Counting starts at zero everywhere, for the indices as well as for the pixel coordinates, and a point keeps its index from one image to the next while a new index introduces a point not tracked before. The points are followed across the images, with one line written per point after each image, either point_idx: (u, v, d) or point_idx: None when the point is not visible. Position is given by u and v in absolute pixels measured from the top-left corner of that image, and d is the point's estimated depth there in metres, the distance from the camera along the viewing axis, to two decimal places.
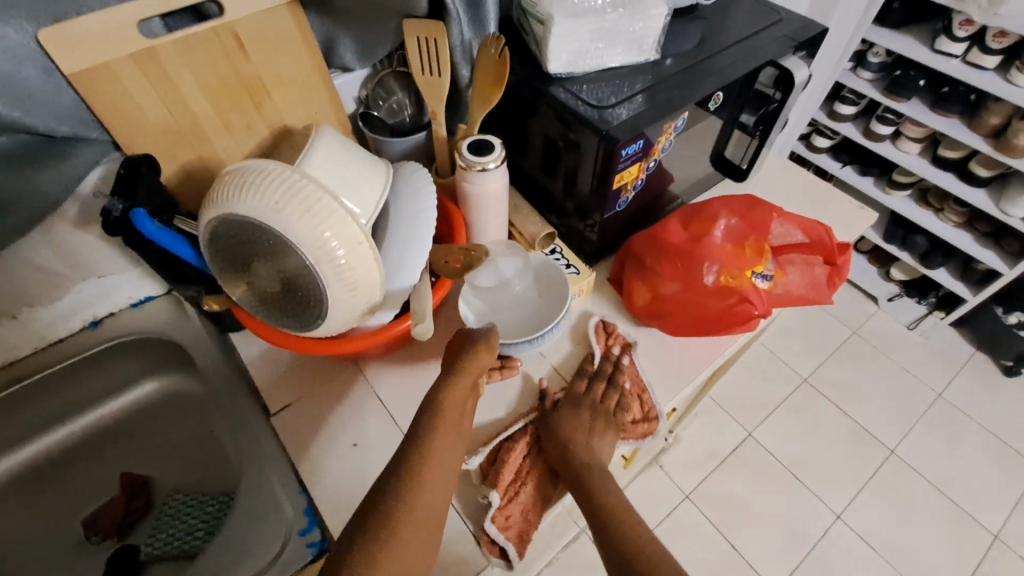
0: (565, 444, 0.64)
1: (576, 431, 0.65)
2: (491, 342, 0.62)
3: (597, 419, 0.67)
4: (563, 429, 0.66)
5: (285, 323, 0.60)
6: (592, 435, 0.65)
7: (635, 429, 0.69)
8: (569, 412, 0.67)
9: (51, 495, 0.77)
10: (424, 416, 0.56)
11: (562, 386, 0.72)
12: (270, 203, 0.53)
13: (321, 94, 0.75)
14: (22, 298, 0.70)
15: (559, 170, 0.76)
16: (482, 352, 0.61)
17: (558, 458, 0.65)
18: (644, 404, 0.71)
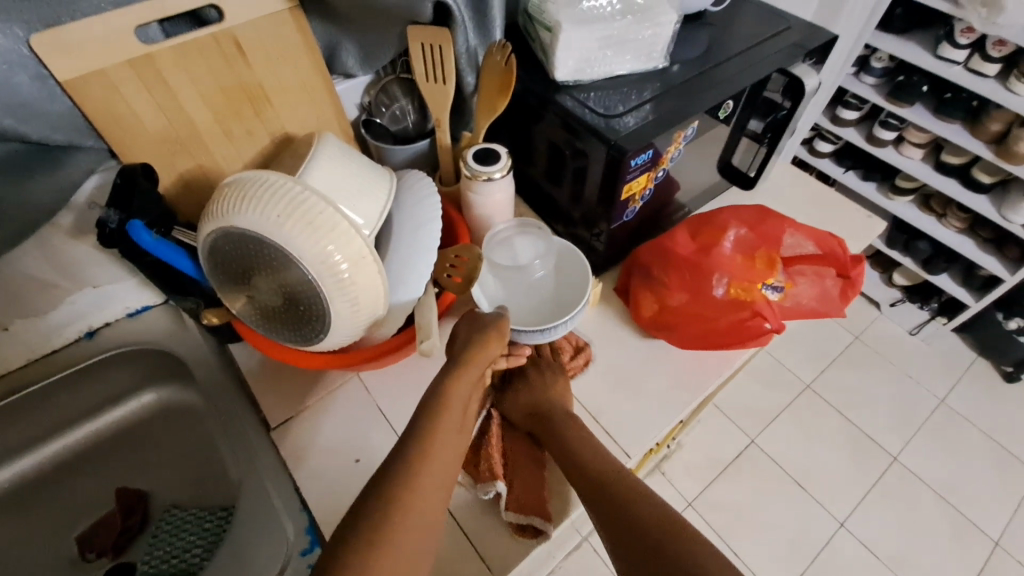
0: (528, 404, 0.68)
1: (530, 389, 0.69)
2: (502, 330, 0.62)
3: (545, 371, 0.71)
4: (522, 400, 0.68)
5: (286, 337, 0.58)
6: (545, 386, 0.69)
7: (576, 364, 0.73)
8: (524, 378, 0.70)
9: (43, 510, 0.75)
10: None
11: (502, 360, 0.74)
12: (271, 216, 0.51)
13: (323, 100, 0.74)
14: (14, 308, 0.68)
15: (566, 178, 0.75)
16: (491, 341, 0.61)
17: (525, 420, 0.67)
18: (569, 338, 0.76)
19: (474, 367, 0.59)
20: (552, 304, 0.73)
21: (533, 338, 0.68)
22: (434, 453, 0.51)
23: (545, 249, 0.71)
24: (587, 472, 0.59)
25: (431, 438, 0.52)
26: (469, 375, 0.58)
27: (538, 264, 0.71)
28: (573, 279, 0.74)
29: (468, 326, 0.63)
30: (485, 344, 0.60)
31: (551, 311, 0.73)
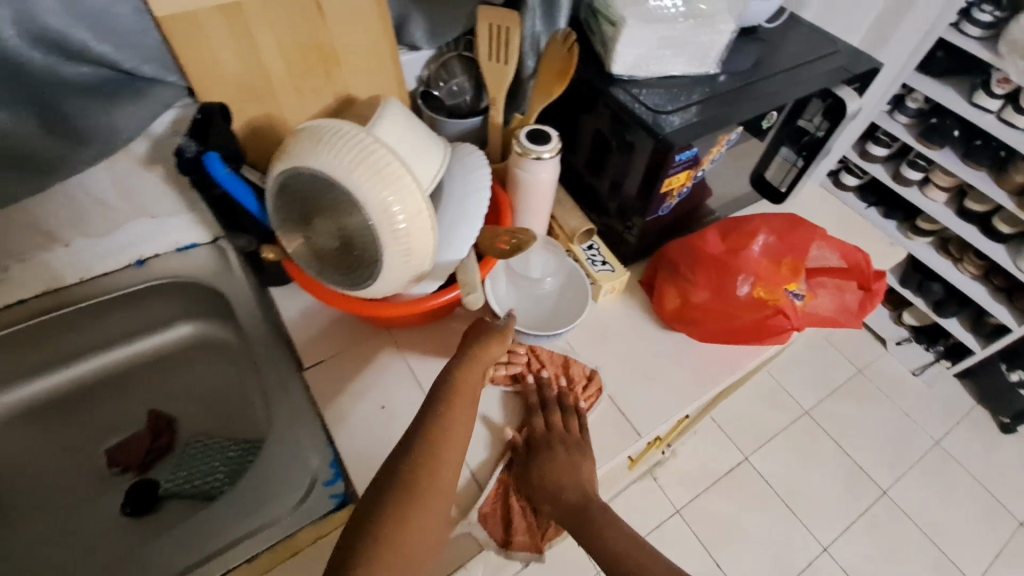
0: (552, 489, 0.62)
1: (557, 456, 0.65)
2: (504, 334, 0.62)
3: (568, 445, 0.66)
4: (543, 484, 0.63)
5: (336, 280, 0.62)
6: (570, 468, 0.64)
7: (588, 393, 0.72)
8: (542, 454, 0.66)
9: (79, 423, 0.79)
10: (438, 394, 0.56)
11: (520, 422, 0.70)
12: (342, 162, 0.55)
13: (387, 68, 0.77)
14: (78, 226, 0.72)
15: (608, 170, 0.78)
16: (493, 332, 0.62)
17: (546, 507, 0.62)
18: (577, 369, 0.74)
19: (472, 372, 0.59)
20: (559, 305, 0.77)
21: (539, 341, 0.72)
22: (453, 429, 0.55)
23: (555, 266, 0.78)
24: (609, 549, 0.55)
25: (449, 419, 0.55)
26: (472, 377, 0.58)
27: (548, 280, 0.78)
28: (576, 296, 0.76)
29: (469, 330, 0.62)
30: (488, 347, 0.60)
31: (555, 314, 0.76)
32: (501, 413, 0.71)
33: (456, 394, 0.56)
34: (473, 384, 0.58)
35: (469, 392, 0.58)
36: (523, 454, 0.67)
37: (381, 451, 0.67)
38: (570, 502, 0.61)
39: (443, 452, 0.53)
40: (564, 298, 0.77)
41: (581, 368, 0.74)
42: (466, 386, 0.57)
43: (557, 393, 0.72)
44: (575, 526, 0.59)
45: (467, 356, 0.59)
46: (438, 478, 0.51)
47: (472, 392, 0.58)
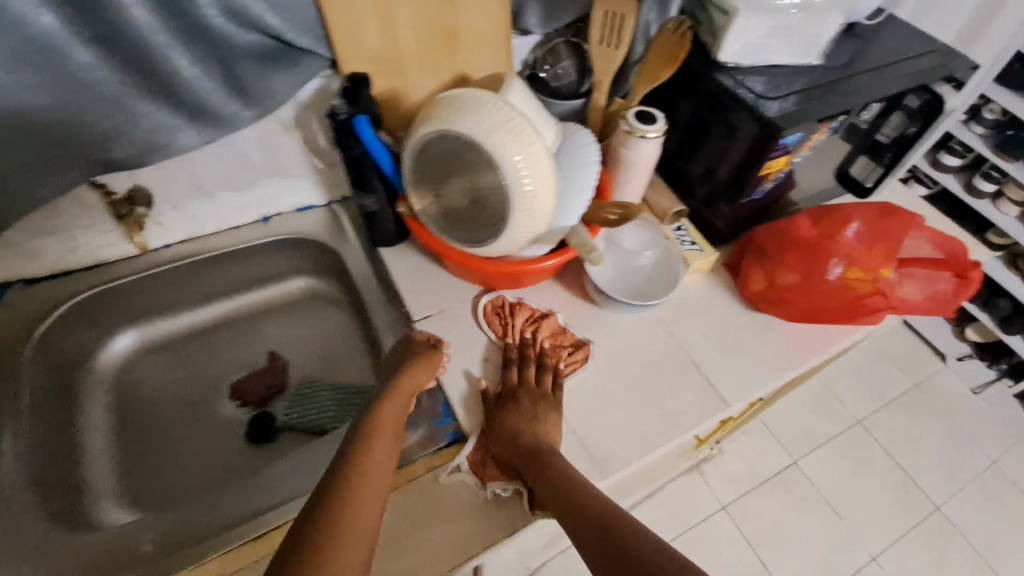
0: (510, 435, 0.66)
1: (519, 413, 0.68)
2: (432, 355, 0.68)
3: (535, 402, 0.69)
4: (505, 431, 0.66)
5: (460, 236, 0.69)
6: (532, 419, 0.67)
7: (575, 358, 0.75)
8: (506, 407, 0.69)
9: (204, 360, 0.86)
10: (367, 409, 0.61)
11: (496, 376, 0.74)
12: (485, 126, 0.60)
13: (500, 52, 0.83)
14: (224, 180, 0.80)
15: (704, 155, 0.82)
16: (422, 357, 0.67)
17: (507, 455, 0.65)
18: (565, 337, 0.78)
19: (397, 399, 0.62)
20: (653, 279, 0.81)
21: (632, 310, 0.78)
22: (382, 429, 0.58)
23: (652, 241, 0.82)
24: (567, 492, 0.58)
25: (378, 419, 0.59)
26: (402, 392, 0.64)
27: (647, 254, 0.81)
28: (670, 272, 0.80)
29: (400, 356, 0.68)
30: (430, 362, 0.67)
31: (647, 286, 0.81)
32: (479, 366, 0.75)
33: (387, 409, 0.61)
34: (400, 404, 0.63)
35: (396, 409, 0.62)
36: (496, 403, 0.71)
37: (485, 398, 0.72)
38: (524, 447, 0.64)
39: (374, 453, 0.55)
40: (656, 273, 0.81)
41: (571, 337, 0.78)
42: (396, 405, 0.62)
43: (538, 351, 0.76)
44: (532, 469, 0.62)
45: (397, 378, 0.65)
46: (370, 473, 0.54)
47: (402, 406, 0.62)
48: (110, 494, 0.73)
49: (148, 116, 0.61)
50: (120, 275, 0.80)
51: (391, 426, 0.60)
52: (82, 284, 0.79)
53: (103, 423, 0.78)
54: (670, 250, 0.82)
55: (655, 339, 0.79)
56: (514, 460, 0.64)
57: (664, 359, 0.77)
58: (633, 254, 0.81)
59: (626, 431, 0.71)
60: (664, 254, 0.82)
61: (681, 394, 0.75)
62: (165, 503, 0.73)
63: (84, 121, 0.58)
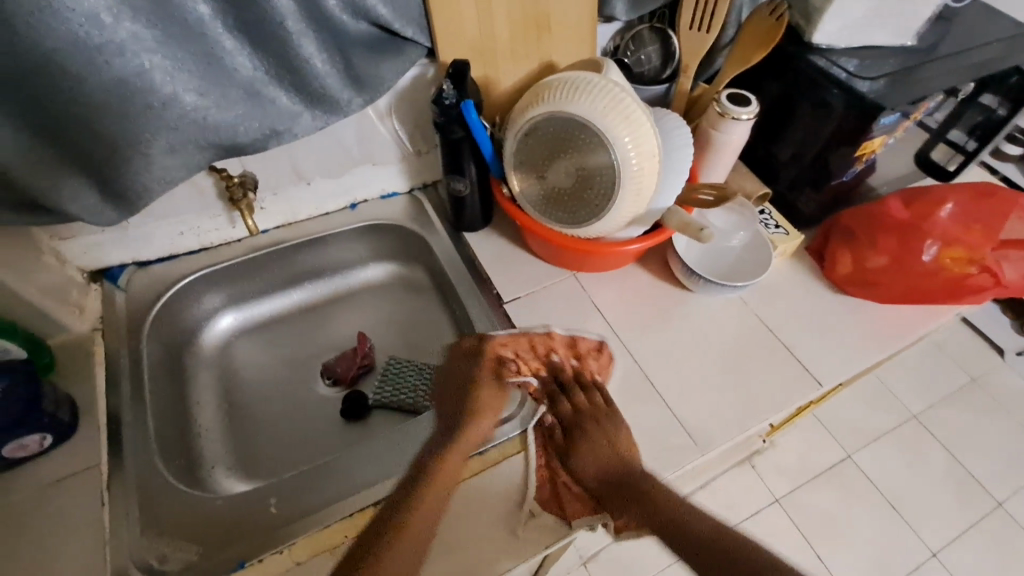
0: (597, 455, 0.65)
1: (590, 437, 0.67)
2: (489, 384, 0.71)
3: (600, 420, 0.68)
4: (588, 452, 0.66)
5: (560, 217, 0.71)
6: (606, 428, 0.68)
7: (597, 364, 0.74)
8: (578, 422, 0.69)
9: (298, 339, 0.90)
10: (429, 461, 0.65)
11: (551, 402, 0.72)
12: (598, 107, 0.62)
13: (585, 40, 0.83)
14: (322, 167, 0.84)
15: (791, 139, 0.83)
16: (481, 389, 0.70)
17: (588, 481, 0.64)
18: (579, 347, 0.75)
19: (460, 448, 0.66)
20: (738, 261, 0.82)
21: (719, 291, 0.79)
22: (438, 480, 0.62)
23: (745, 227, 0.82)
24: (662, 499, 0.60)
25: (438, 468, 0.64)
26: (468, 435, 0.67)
27: (737, 238, 0.82)
28: (756, 256, 0.81)
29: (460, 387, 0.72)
30: (484, 395, 0.70)
31: (733, 268, 0.82)
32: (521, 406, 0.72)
33: (448, 455, 0.65)
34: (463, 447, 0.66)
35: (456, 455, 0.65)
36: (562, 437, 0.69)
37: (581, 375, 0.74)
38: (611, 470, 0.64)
39: (425, 504, 0.60)
40: (742, 255, 0.82)
41: (586, 343, 0.75)
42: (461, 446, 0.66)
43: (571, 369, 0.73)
44: (626, 496, 0.62)
45: (461, 429, 0.68)
46: (415, 533, 0.58)
47: (466, 448, 0.66)
48: (224, 463, 0.77)
49: (276, 100, 0.65)
50: (224, 257, 0.85)
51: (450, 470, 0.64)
52: (188, 266, 0.84)
53: (212, 397, 0.82)
54: (757, 233, 0.82)
55: (744, 320, 0.79)
56: (598, 488, 0.64)
57: (752, 340, 0.78)
58: (722, 236, 0.82)
59: (722, 413, 0.71)
60: (751, 237, 0.82)
61: (775, 373, 0.75)
62: (274, 471, 0.77)
63: (221, 107, 0.61)
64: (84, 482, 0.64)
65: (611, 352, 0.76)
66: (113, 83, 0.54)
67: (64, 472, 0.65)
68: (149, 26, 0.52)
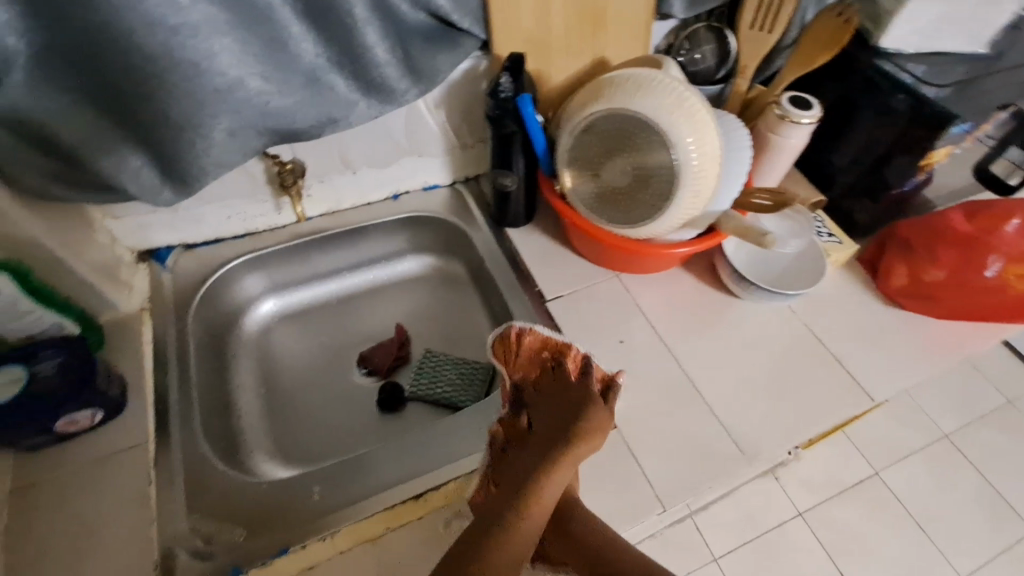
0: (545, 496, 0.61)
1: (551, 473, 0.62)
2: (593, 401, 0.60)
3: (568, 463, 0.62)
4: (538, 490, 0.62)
5: (612, 216, 0.69)
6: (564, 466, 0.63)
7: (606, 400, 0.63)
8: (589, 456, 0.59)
9: (335, 327, 0.90)
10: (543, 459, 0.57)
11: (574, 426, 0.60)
12: (661, 105, 0.61)
13: (640, 37, 0.81)
14: (369, 156, 0.84)
15: (849, 146, 0.81)
16: (595, 409, 0.59)
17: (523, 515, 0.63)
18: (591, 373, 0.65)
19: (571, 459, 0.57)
20: (789, 269, 0.80)
21: (767, 298, 0.77)
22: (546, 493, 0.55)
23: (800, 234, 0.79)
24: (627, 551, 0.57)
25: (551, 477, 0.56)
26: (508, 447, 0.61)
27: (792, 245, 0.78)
28: (808, 265, 0.79)
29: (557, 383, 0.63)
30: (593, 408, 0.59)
31: (783, 276, 0.79)
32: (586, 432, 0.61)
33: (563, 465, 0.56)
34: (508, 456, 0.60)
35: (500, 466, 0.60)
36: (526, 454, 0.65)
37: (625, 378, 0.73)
38: (571, 508, 0.61)
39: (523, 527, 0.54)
40: (793, 264, 0.80)
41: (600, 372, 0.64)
42: (522, 465, 0.57)
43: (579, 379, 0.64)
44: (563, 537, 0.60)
45: (573, 438, 0.57)
46: (509, 554, 0.52)
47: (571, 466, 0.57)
48: (262, 447, 0.77)
49: (336, 89, 0.65)
50: (269, 242, 0.86)
51: (550, 497, 0.56)
52: (233, 251, 0.84)
53: (251, 381, 0.83)
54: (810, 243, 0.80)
55: (793, 329, 0.77)
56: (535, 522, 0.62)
57: (802, 349, 0.76)
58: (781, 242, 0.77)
59: (769, 423, 0.69)
60: (803, 245, 0.80)
61: (825, 384, 0.73)
62: (311, 458, 0.78)
63: (283, 92, 0.61)
64: (130, 459, 0.64)
65: (656, 356, 0.75)
66: (182, 65, 0.54)
67: (110, 449, 0.65)
68: (221, 8, 0.53)
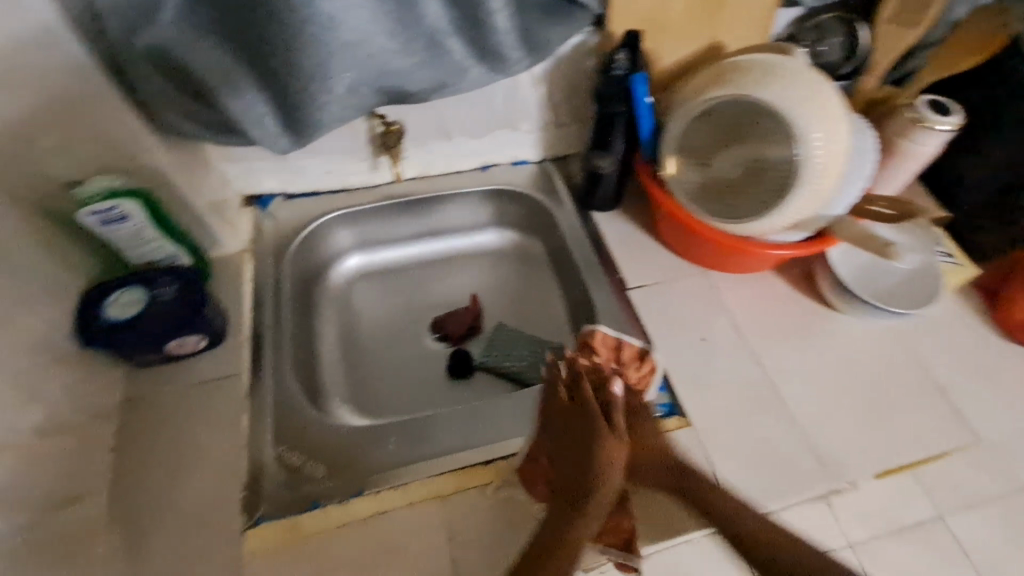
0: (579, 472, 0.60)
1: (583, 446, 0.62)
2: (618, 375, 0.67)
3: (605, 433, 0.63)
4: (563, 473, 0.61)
5: (713, 208, 0.67)
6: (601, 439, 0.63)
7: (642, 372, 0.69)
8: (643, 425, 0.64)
9: (413, 290, 0.93)
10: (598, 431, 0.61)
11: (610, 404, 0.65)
12: (796, 95, 0.59)
13: (757, 24, 0.76)
14: (466, 125, 0.84)
15: (983, 160, 0.74)
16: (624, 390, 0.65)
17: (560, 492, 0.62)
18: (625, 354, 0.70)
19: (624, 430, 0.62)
20: (898, 288, 0.74)
21: (865, 313, 0.73)
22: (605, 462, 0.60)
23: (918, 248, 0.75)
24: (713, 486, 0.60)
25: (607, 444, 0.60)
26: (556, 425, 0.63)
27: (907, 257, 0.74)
28: (919, 287, 0.73)
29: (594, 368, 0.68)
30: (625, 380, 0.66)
31: (890, 293, 0.73)
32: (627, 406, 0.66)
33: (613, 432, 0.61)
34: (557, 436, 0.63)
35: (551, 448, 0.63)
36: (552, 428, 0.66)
37: (705, 376, 0.71)
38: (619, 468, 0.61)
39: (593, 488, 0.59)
40: (905, 283, 0.74)
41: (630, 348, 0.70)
42: (579, 439, 0.61)
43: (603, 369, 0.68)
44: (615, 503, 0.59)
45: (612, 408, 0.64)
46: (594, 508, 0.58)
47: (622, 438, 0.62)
48: (339, 395, 0.81)
49: (452, 52, 0.65)
50: (361, 200, 0.89)
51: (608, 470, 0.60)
52: (328, 205, 0.88)
53: (333, 330, 0.87)
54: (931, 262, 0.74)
55: (891, 349, 0.73)
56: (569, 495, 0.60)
57: (899, 372, 0.71)
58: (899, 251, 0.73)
59: (857, 444, 0.66)
60: (919, 264, 0.74)
61: (923, 412, 0.68)
62: (383, 411, 0.81)
63: (404, 52, 0.63)
64: (226, 386, 0.69)
65: (739, 358, 0.72)
66: (319, 18, 0.56)
67: (209, 375, 0.70)
68: None
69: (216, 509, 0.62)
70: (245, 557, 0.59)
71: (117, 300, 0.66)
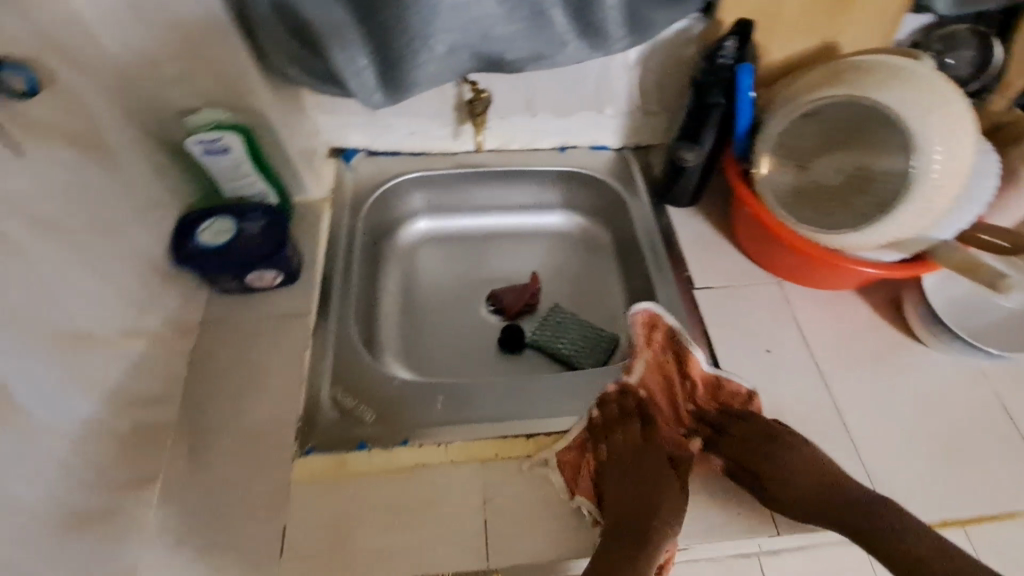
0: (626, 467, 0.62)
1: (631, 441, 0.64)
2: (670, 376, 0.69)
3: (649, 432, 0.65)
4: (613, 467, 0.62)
5: (806, 214, 0.66)
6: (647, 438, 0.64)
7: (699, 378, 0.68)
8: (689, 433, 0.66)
9: (474, 260, 0.94)
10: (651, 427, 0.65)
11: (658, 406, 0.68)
12: (918, 104, 0.57)
13: (880, 29, 0.71)
14: (552, 102, 0.84)
15: None
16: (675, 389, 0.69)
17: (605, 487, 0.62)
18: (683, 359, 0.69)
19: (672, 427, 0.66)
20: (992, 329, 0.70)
21: (951, 350, 0.69)
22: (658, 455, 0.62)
23: None
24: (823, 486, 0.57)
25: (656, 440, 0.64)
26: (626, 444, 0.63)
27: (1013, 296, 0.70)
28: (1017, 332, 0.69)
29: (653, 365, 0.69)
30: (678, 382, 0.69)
31: (982, 333, 0.69)
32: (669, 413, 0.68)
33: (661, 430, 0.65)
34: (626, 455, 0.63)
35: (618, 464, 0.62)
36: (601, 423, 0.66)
37: (764, 389, 0.68)
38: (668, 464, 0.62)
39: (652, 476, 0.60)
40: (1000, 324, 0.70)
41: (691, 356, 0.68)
42: (651, 468, 0.60)
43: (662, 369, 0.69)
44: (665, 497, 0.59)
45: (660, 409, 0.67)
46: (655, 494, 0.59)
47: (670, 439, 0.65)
48: (392, 350, 0.83)
49: (554, 24, 0.65)
50: (439, 165, 0.90)
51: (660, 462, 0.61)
52: (406, 166, 0.90)
53: (394, 288, 0.89)
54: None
55: (977, 395, 0.67)
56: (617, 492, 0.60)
57: (983, 420, 0.65)
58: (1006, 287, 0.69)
59: (925, 487, 0.61)
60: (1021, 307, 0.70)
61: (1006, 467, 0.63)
62: (430, 372, 0.83)
63: (507, 19, 0.63)
64: (292, 323, 0.73)
65: (804, 377, 0.69)
66: None
67: (279, 310, 0.74)
68: None
69: (271, 434, 0.65)
70: (292, 484, 0.62)
71: (208, 229, 0.70)
